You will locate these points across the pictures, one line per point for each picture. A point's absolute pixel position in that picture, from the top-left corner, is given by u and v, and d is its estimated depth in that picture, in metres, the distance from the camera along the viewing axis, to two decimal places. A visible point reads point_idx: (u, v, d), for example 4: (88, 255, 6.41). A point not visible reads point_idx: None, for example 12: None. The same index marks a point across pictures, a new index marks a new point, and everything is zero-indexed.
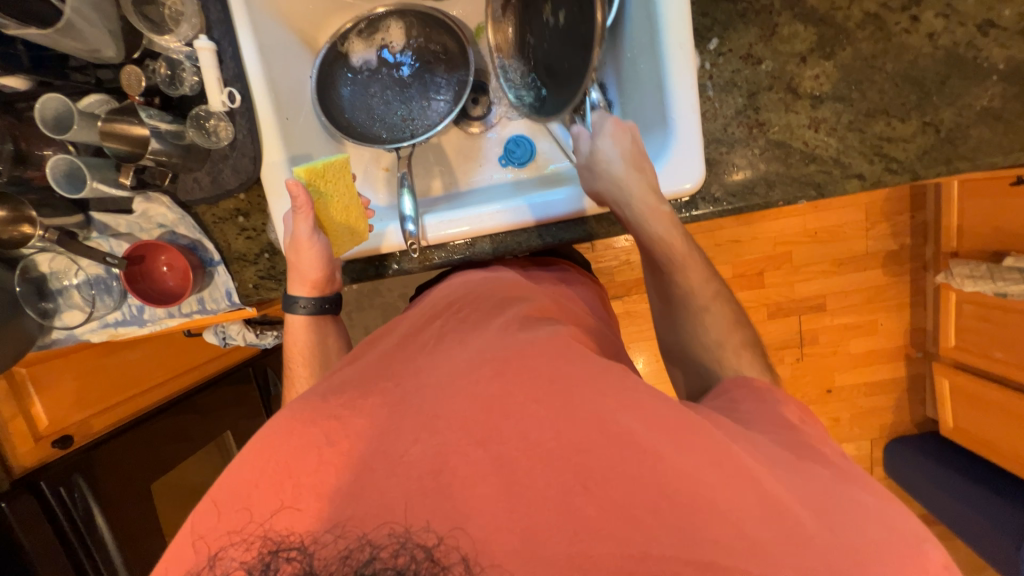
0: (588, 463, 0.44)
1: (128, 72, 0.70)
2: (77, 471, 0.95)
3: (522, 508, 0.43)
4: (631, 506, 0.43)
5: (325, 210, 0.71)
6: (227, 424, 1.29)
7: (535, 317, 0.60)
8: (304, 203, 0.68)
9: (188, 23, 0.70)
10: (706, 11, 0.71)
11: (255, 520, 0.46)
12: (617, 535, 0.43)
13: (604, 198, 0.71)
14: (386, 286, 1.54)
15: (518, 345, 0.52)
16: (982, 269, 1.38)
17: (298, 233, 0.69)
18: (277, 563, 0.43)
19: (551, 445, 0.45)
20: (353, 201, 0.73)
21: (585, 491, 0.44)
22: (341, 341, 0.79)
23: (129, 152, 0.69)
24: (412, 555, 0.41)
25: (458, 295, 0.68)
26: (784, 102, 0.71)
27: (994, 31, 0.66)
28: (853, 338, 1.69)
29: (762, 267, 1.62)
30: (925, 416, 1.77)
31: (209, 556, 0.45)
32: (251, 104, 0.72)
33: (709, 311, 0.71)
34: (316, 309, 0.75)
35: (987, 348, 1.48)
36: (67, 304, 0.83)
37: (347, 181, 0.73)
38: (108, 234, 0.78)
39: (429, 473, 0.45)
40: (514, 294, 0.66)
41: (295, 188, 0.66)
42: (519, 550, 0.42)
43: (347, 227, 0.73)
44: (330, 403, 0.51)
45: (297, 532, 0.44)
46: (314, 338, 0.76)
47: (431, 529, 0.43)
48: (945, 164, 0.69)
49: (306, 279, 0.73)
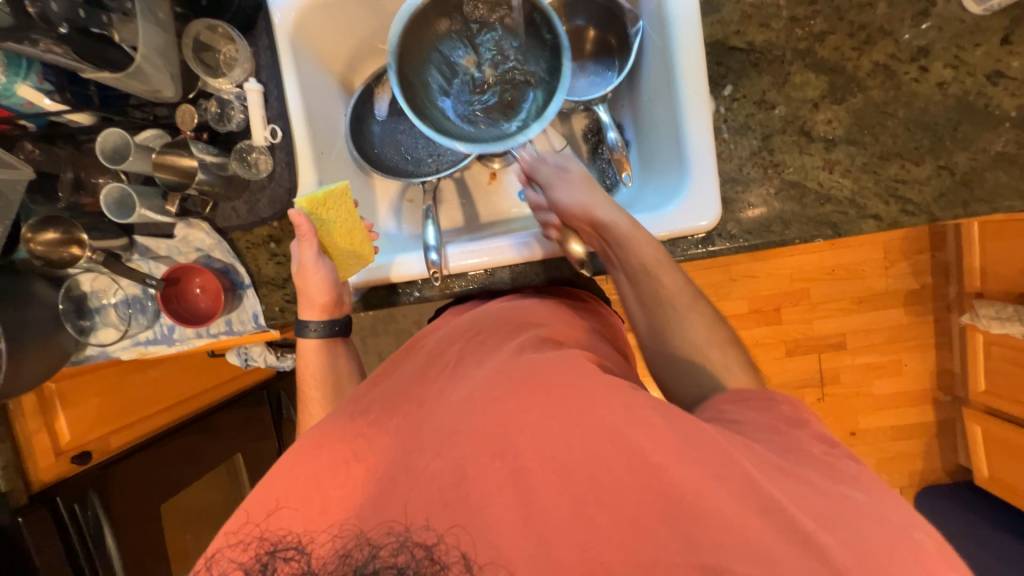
0: (601, 489, 0.45)
1: (183, 111, 0.75)
2: (92, 489, 0.97)
3: (538, 518, 0.45)
4: (647, 521, 0.44)
5: (329, 235, 0.74)
6: (238, 446, 1.29)
7: (552, 340, 0.62)
8: (306, 232, 0.71)
9: (240, 68, 0.77)
10: (720, 60, 0.74)
11: (252, 520, 0.49)
12: (630, 565, 0.44)
13: (583, 210, 0.70)
14: (402, 312, 1.57)
15: (540, 365, 0.53)
16: (1009, 310, 1.36)
17: (305, 259, 0.73)
18: (275, 562, 0.46)
19: (575, 468, 0.46)
20: (357, 226, 0.75)
21: (598, 511, 0.45)
22: (352, 362, 0.80)
23: (177, 182, 0.75)
24: (411, 554, 0.45)
25: (483, 321, 0.69)
26: (798, 145, 0.73)
27: (1003, 81, 0.68)
28: (876, 379, 1.64)
29: (778, 303, 1.60)
30: (957, 465, 1.68)
31: (207, 556, 0.48)
32: (291, 139, 0.78)
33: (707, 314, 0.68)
34: (325, 332, 0.77)
35: (1020, 394, 1.42)
36: (103, 322, 0.86)
37: (350, 206, 0.74)
38: (148, 257, 0.83)
39: (449, 485, 0.46)
40: (528, 318, 0.67)
41: (297, 219, 0.70)
42: (534, 557, 0.44)
43: (352, 251, 0.76)
44: (359, 422, 0.54)
45: (295, 532, 0.48)
46: (325, 360, 0.78)
47: (430, 527, 0.45)
48: (962, 206, 0.70)
49: (315, 303, 0.75)
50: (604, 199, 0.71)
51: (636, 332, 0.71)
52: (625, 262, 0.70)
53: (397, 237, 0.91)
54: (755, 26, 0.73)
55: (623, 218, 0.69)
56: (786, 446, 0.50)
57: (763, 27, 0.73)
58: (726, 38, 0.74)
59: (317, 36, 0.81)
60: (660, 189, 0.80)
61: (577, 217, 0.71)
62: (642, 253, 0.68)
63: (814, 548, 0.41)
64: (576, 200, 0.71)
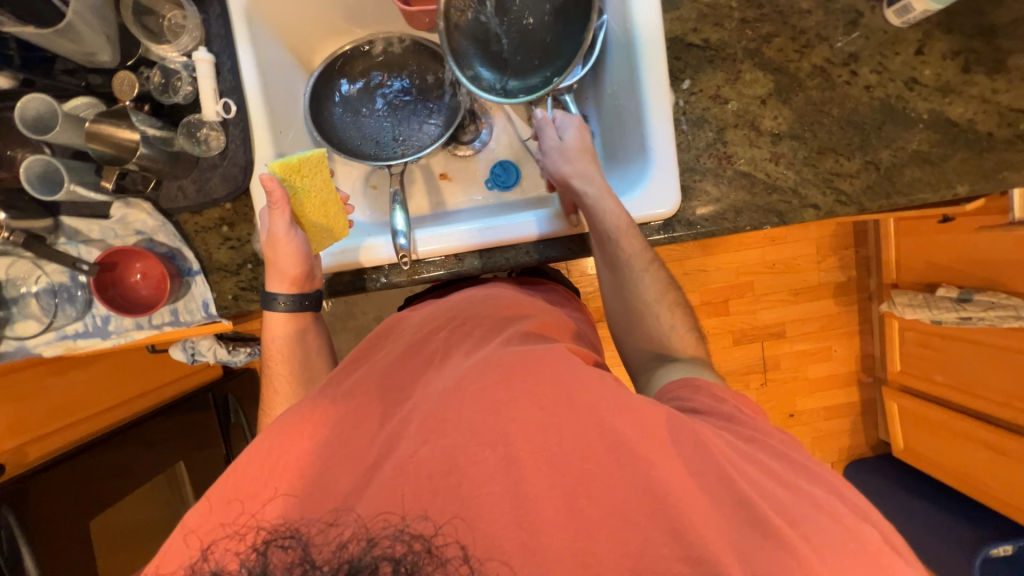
0: (587, 474, 0.46)
1: (120, 78, 0.69)
2: (7, 507, 0.84)
3: (523, 504, 0.45)
4: (628, 496, 0.46)
5: (301, 205, 0.71)
6: (180, 454, 1.21)
7: (537, 333, 0.62)
8: (278, 198, 0.67)
9: (189, 35, 0.71)
10: (679, 56, 0.79)
11: (248, 511, 0.47)
12: (621, 558, 0.44)
13: (563, 179, 0.75)
14: (361, 309, 1.52)
15: (517, 352, 0.54)
16: (919, 298, 1.52)
17: (275, 229, 0.68)
18: (271, 550, 0.43)
19: (555, 452, 0.47)
20: (331, 197, 0.73)
21: (589, 504, 0.45)
22: (320, 338, 0.77)
23: (112, 156, 0.68)
24: (408, 544, 0.42)
25: (467, 307, 0.68)
26: (749, 138, 0.79)
27: (917, 87, 0.78)
28: (811, 365, 1.80)
29: (727, 295, 1.71)
30: (879, 439, 1.87)
31: (200, 549, 0.45)
32: (246, 115, 0.73)
33: (645, 273, 0.72)
34: (295, 305, 0.72)
35: (929, 371, 1.60)
36: (21, 314, 0.77)
37: (325, 175, 0.72)
38: (77, 240, 0.74)
39: (438, 473, 0.46)
40: (515, 312, 0.67)
41: (269, 182, 0.65)
42: (527, 548, 0.43)
43: (325, 224, 0.73)
44: (338, 406, 0.54)
45: (292, 520, 0.45)
46: (293, 336, 0.74)
47: (428, 518, 0.44)
48: (886, 197, 0.78)
49: (285, 275, 0.70)
50: (588, 171, 0.74)
51: (603, 296, 0.77)
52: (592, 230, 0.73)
53: (361, 224, 0.87)
54: (711, 26, 0.78)
55: (595, 190, 0.72)
56: (748, 434, 0.55)
57: (717, 26, 0.78)
58: (684, 35, 0.79)
59: (275, 7, 0.77)
60: (623, 177, 0.83)
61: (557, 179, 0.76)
62: (607, 221, 0.71)
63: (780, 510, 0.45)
64: (560, 168, 0.75)
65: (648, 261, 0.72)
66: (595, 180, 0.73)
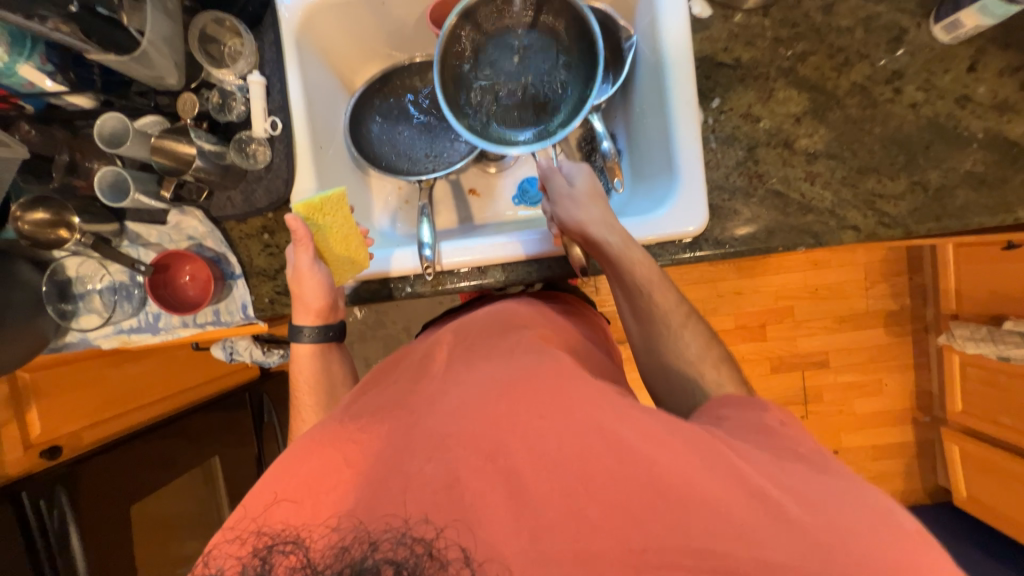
0: (595, 493, 0.45)
1: (184, 99, 0.77)
2: (59, 485, 0.92)
3: (530, 519, 0.44)
4: (639, 522, 0.44)
5: (324, 241, 0.74)
6: (216, 448, 1.26)
7: (539, 343, 0.62)
8: (302, 236, 0.72)
9: (245, 61, 0.78)
10: (709, 74, 0.78)
11: (249, 515, 0.48)
12: (624, 571, 0.43)
13: (580, 228, 0.71)
14: (391, 318, 1.56)
15: (526, 370, 0.54)
16: (982, 331, 1.41)
17: (300, 264, 0.73)
18: (274, 556, 0.44)
19: (561, 466, 0.46)
20: (352, 232, 0.76)
21: (592, 518, 0.45)
22: (344, 367, 0.80)
23: (173, 168, 0.76)
24: (411, 547, 0.43)
25: (471, 323, 0.70)
26: (782, 156, 0.77)
27: (970, 104, 0.73)
28: (857, 398, 1.67)
29: (764, 320, 1.63)
30: (937, 486, 1.70)
31: (203, 552, 0.47)
32: (291, 132, 0.79)
33: (683, 325, 0.70)
34: (319, 337, 0.77)
35: (995, 414, 1.46)
36: (86, 308, 0.85)
37: (346, 213, 0.75)
38: (138, 243, 0.82)
39: (443, 488, 0.46)
40: (515, 322, 0.68)
41: (294, 223, 0.70)
42: (529, 562, 0.43)
43: (347, 257, 0.76)
44: (349, 427, 0.54)
45: (292, 525, 0.46)
46: (319, 365, 0.77)
47: (430, 522, 0.44)
48: (935, 220, 0.73)
49: (310, 309, 0.75)
50: (604, 218, 0.71)
51: (631, 344, 0.74)
52: (621, 280, 0.71)
53: (390, 235, 0.91)
54: (742, 44, 0.78)
55: (618, 239, 0.70)
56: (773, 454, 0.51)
57: (749, 45, 0.77)
58: (714, 54, 0.78)
59: (323, 35, 0.83)
60: (649, 195, 0.83)
61: (573, 231, 0.72)
62: (636, 271, 0.69)
63: (805, 550, 0.42)
64: (575, 216, 0.72)
65: (687, 314, 0.71)
66: (612, 228, 0.70)
